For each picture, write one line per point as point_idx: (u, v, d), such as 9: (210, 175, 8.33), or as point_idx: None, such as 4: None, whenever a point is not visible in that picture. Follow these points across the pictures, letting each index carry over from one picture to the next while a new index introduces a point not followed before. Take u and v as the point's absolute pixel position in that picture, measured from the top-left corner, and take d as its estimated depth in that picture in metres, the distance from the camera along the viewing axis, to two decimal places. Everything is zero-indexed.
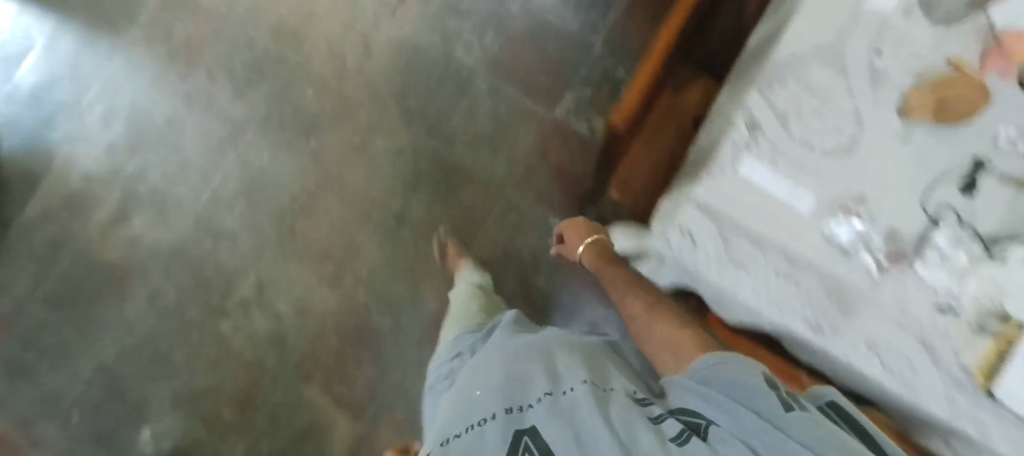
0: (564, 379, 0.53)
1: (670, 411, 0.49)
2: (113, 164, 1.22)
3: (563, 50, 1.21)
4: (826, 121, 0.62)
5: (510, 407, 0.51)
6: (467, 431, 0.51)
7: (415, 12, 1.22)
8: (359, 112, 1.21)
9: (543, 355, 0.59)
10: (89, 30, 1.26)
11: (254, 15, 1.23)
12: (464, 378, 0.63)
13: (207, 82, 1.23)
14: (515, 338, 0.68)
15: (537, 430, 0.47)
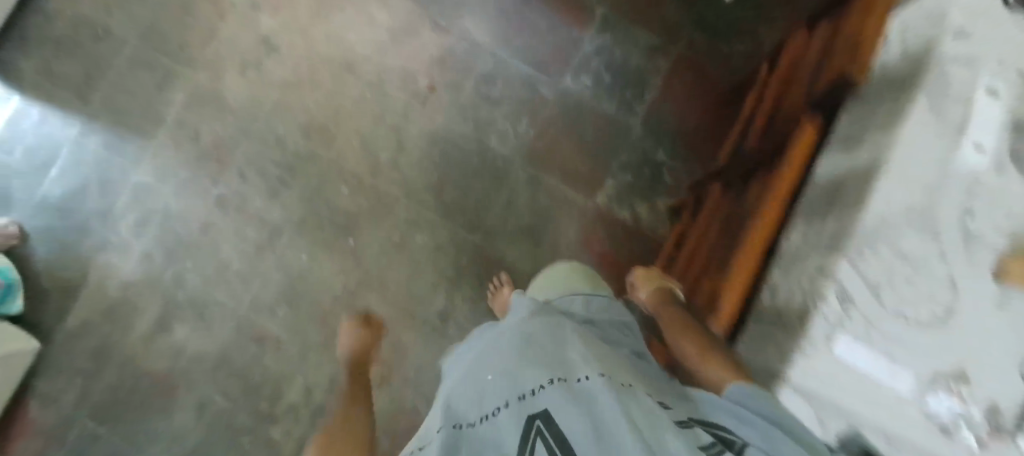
0: (574, 366, 0.58)
1: (699, 424, 0.52)
2: (150, 272, 1.19)
3: (600, 133, 1.19)
4: (919, 289, 0.59)
5: (522, 395, 0.56)
6: (482, 420, 0.56)
7: (447, 102, 1.20)
8: (397, 209, 1.18)
9: (554, 341, 0.63)
10: (115, 133, 1.22)
11: (282, 111, 1.20)
12: (476, 359, 0.69)
13: (239, 183, 1.19)
14: (530, 316, 0.70)
15: (549, 415, 0.51)
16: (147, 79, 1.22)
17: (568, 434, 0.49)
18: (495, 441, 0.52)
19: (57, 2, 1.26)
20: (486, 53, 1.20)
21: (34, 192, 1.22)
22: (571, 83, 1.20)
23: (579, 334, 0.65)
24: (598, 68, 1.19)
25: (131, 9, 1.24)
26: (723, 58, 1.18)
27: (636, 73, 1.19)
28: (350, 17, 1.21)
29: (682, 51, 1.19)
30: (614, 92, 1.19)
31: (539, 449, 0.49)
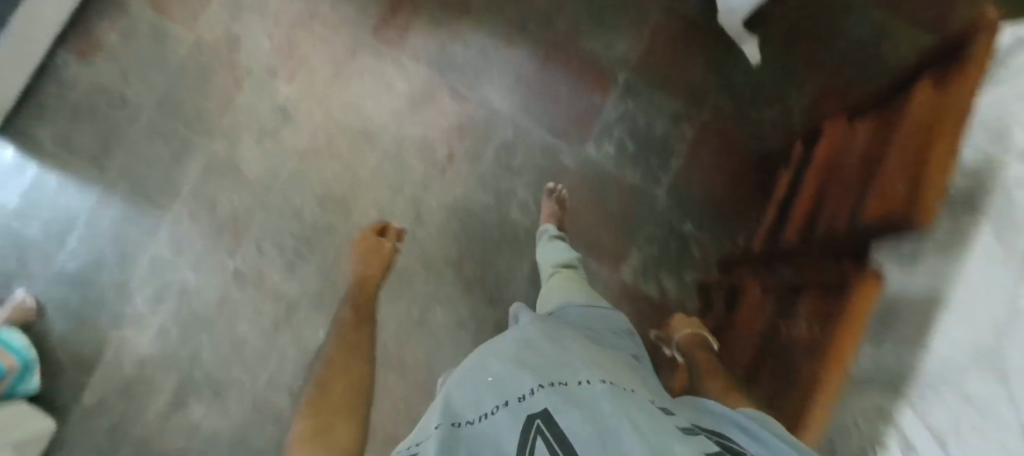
0: (572, 374, 0.58)
1: (707, 432, 0.55)
2: (167, 347, 1.17)
3: (625, 204, 1.14)
4: (990, 440, 0.52)
5: (519, 396, 0.55)
6: (481, 419, 0.55)
7: (467, 171, 1.16)
8: (416, 281, 1.15)
9: (551, 350, 0.65)
10: (132, 204, 1.20)
11: (298, 183, 1.17)
12: (468, 363, 0.68)
13: (256, 257, 1.17)
14: (525, 330, 0.72)
15: (550, 414, 0.51)
16: (164, 149, 1.20)
17: (569, 433, 0.48)
18: (494, 441, 0.51)
19: (74, 69, 1.24)
20: (506, 120, 1.16)
21: (52, 264, 1.20)
22: (594, 151, 1.15)
23: (576, 344, 0.67)
24: (622, 135, 1.15)
25: (148, 76, 1.22)
26: (751, 125, 1.14)
27: (661, 141, 1.15)
28: (368, 84, 1.18)
29: (708, 118, 1.14)
30: (638, 161, 1.15)
31: (540, 446, 0.48)
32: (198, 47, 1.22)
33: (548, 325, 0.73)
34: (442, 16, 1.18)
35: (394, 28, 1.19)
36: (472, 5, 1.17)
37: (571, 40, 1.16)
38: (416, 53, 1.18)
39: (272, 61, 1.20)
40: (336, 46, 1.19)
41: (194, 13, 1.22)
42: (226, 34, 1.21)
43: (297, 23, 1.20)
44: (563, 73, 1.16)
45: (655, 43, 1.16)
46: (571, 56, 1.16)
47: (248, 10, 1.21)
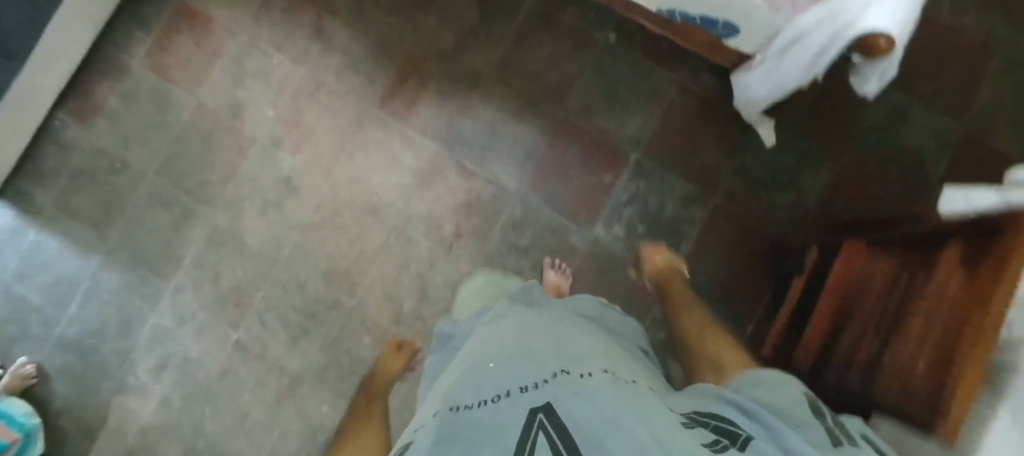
0: (577, 363, 0.52)
1: (703, 420, 0.48)
2: (168, 417, 1.14)
3: (634, 286, 1.12)
4: None
5: (521, 386, 0.49)
6: (481, 405, 0.48)
7: (472, 249, 1.14)
8: (420, 359, 1.12)
9: (557, 336, 0.59)
10: (133, 271, 1.17)
11: (303, 255, 1.15)
12: (467, 352, 0.63)
13: (259, 330, 1.14)
14: (529, 315, 0.68)
15: (553, 406, 0.45)
16: (166, 216, 1.17)
17: (571, 425, 0.43)
18: (487, 429, 0.45)
19: (74, 131, 1.21)
20: (514, 197, 1.14)
21: (52, 331, 1.17)
22: (604, 233, 1.13)
23: (579, 333, 0.63)
24: (632, 216, 1.13)
25: (149, 141, 1.19)
26: (765, 208, 1.11)
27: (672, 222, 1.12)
28: (374, 157, 1.16)
29: (720, 199, 1.11)
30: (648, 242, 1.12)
31: (543, 447, 0.42)
32: (201, 114, 1.19)
33: (553, 313, 0.69)
34: (450, 90, 1.17)
35: (402, 100, 1.17)
36: (479, 81, 1.16)
37: (582, 119, 1.15)
38: (423, 126, 1.16)
39: (277, 131, 1.17)
40: (343, 117, 1.18)
41: (197, 79, 1.19)
42: (230, 102, 1.19)
43: (303, 93, 1.18)
44: (573, 152, 1.14)
45: (666, 122, 1.13)
46: (581, 133, 1.15)
47: (252, 77, 1.19)
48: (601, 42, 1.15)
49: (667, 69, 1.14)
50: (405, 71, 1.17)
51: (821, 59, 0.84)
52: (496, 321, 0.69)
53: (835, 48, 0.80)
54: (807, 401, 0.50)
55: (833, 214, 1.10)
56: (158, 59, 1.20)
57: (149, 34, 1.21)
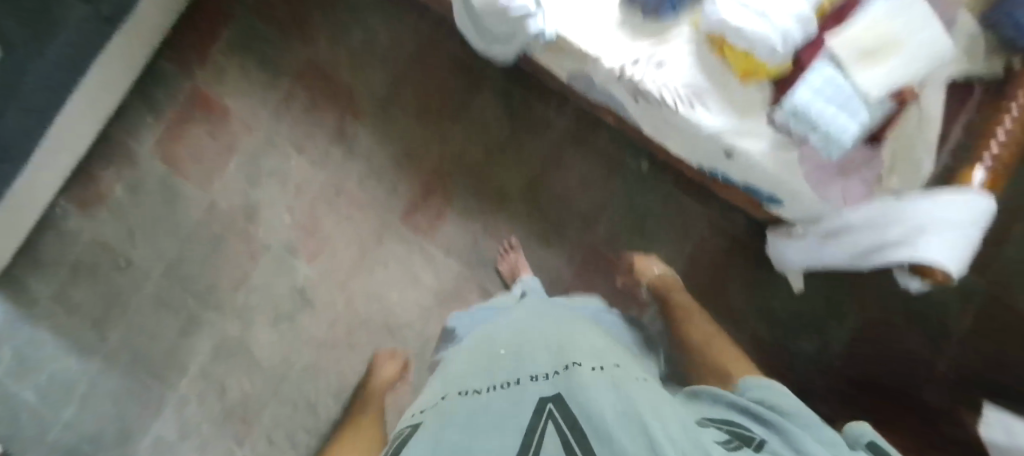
0: (588, 358, 0.58)
1: (716, 425, 0.53)
2: None
3: None
4: None
5: (534, 378, 0.56)
6: (498, 394, 0.55)
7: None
8: None
9: (569, 337, 0.65)
10: (134, 378, 1.12)
11: (316, 373, 1.11)
12: (484, 346, 0.70)
13: (266, 447, 1.10)
14: (545, 316, 0.74)
15: (565, 395, 0.51)
16: (171, 322, 1.11)
17: (579, 415, 0.48)
18: (497, 412, 0.52)
19: (75, 220, 1.12)
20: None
21: (50, 434, 1.11)
22: None
23: (590, 332, 0.68)
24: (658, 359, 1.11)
25: (154, 239, 1.12)
26: (788, 358, 1.09)
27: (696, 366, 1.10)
28: (394, 274, 1.12)
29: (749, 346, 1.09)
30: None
31: (551, 430, 0.47)
32: (211, 213, 1.11)
33: (566, 315, 0.75)
34: (476, 208, 1.12)
35: (425, 215, 1.12)
36: (507, 201, 1.12)
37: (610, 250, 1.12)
38: (446, 244, 1.12)
39: (291, 238, 1.11)
40: (364, 229, 1.11)
41: (210, 175, 1.11)
42: (243, 202, 1.11)
43: (321, 200, 1.11)
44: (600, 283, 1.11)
45: (696, 262, 1.11)
46: (610, 264, 1.12)
47: (267, 178, 1.11)
48: (633, 169, 1.11)
49: (699, 203, 1.11)
50: (430, 184, 1.12)
51: (865, 259, 0.83)
52: (513, 320, 0.75)
53: (882, 257, 0.79)
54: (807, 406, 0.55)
55: (861, 373, 1.08)
56: (170, 150, 1.11)
57: (159, 121, 1.11)
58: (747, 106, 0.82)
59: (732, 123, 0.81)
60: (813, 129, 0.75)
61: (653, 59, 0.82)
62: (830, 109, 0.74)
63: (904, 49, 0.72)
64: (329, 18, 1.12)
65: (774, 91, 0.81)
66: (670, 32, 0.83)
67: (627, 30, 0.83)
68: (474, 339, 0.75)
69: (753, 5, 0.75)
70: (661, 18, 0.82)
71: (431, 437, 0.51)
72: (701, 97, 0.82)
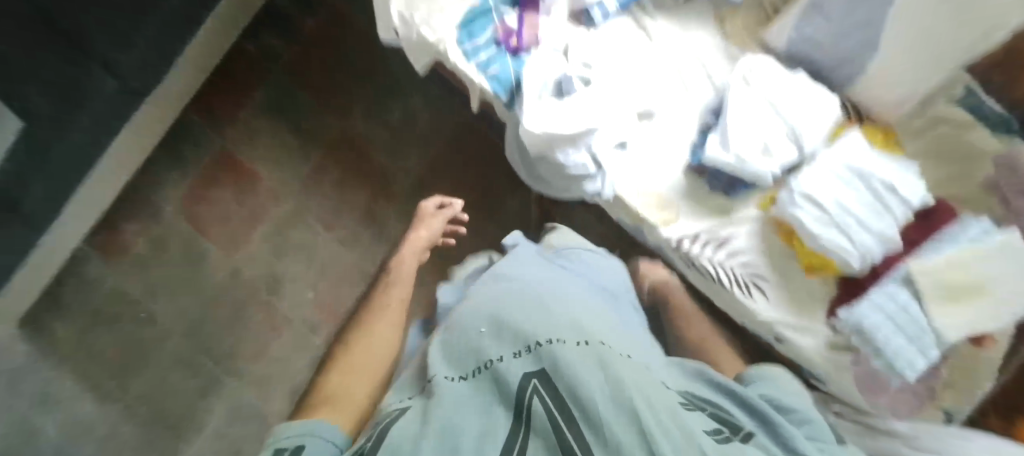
0: (570, 327, 0.46)
1: (700, 405, 0.48)
2: None
3: None
4: None
5: (514, 353, 0.44)
6: (473, 374, 0.44)
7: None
8: None
9: (553, 301, 0.52)
10: (149, 433, 1.08)
11: None
12: (454, 310, 0.55)
13: None
14: (527, 269, 0.61)
15: (550, 376, 0.41)
16: (190, 380, 1.09)
17: (573, 397, 0.39)
18: (475, 405, 0.41)
19: (99, 271, 1.09)
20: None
21: None
22: None
23: (574, 296, 0.56)
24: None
25: (177, 298, 1.10)
26: None
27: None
28: None
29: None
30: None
31: (539, 412, 0.39)
32: (233, 281, 1.09)
33: (554, 276, 0.60)
34: None
35: None
36: None
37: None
38: None
39: (311, 316, 1.09)
40: None
41: (235, 241, 1.09)
42: (266, 274, 1.09)
43: (346, 279, 1.08)
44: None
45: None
46: None
47: (293, 252, 1.09)
48: None
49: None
50: None
51: None
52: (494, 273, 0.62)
53: None
54: (795, 409, 0.53)
55: None
56: (195, 212, 1.09)
57: (185, 180, 1.09)
58: (804, 297, 0.77)
59: (784, 314, 0.76)
60: (878, 352, 0.70)
61: (711, 233, 0.76)
62: (895, 336, 0.69)
63: (989, 298, 0.66)
64: (371, 96, 1.08)
65: (836, 291, 0.76)
66: (736, 209, 0.77)
67: (690, 198, 0.76)
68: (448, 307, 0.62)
69: (828, 204, 0.69)
70: (728, 193, 0.75)
71: (403, 438, 0.39)
72: (756, 280, 0.77)
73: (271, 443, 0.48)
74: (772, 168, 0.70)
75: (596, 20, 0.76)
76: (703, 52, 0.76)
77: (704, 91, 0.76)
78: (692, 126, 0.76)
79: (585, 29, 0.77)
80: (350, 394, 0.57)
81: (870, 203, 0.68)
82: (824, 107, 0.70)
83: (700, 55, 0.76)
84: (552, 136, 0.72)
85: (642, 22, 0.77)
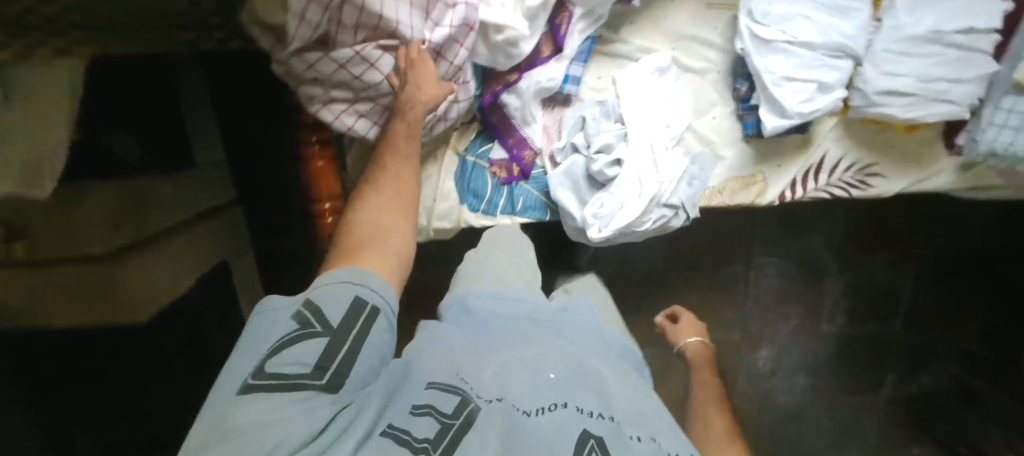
0: (633, 413, 0.46)
1: None
2: None
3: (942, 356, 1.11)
4: None
5: (584, 409, 0.44)
6: (539, 411, 0.43)
7: (796, 440, 1.13)
8: None
9: (610, 369, 0.51)
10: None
11: None
12: (508, 323, 0.53)
13: None
14: (571, 322, 0.57)
15: (607, 447, 0.41)
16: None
17: None
18: (532, 435, 0.40)
19: None
20: (798, 388, 1.12)
21: None
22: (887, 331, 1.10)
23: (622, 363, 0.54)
24: (913, 369, 1.13)
25: None
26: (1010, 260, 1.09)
27: (953, 339, 1.13)
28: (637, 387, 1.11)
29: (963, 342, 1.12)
30: (938, 365, 1.13)
31: None
32: None
33: (593, 335, 0.56)
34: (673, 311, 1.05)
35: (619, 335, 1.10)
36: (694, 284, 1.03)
37: (812, 287, 1.07)
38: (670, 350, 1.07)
39: None
40: None
41: None
42: None
43: None
44: (833, 319, 1.09)
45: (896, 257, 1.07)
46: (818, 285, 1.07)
47: None
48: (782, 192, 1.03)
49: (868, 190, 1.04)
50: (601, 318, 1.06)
51: None
52: (524, 305, 0.57)
53: None
54: None
55: None
56: None
57: None
58: (912, 151, 0.74)
59: (907, 179, 0.75)
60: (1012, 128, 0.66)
61: (805, 169, 0.73)
62: (1011, 116, 0.66)
63: None
64: None
65: (946, 129, 0.73)
66: (814, 136, 0.72)
67: (769, 159, 0.72)
68: (485, 311, 0.55)
69: (909, 73, 0.63)
70: (803, 131, 0.69)
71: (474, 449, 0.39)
72: (872, 170, 0.74)
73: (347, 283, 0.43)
74: (836, 90, 0.64)
75: (574, 91, 0.67)
76: (690, 31, 0.67)
77: (712, 59, 0.68)
78: (727, 98, 0.69)
79: (569, 103, 0.69)
80: (391, 239, 0.47)
81: (941, 47, 0.63)
82: (843, 3, 0.63)
83: (689, 33, 0.67)
84: (626, 225, 0.66)
85: (620, 49, 0.67)
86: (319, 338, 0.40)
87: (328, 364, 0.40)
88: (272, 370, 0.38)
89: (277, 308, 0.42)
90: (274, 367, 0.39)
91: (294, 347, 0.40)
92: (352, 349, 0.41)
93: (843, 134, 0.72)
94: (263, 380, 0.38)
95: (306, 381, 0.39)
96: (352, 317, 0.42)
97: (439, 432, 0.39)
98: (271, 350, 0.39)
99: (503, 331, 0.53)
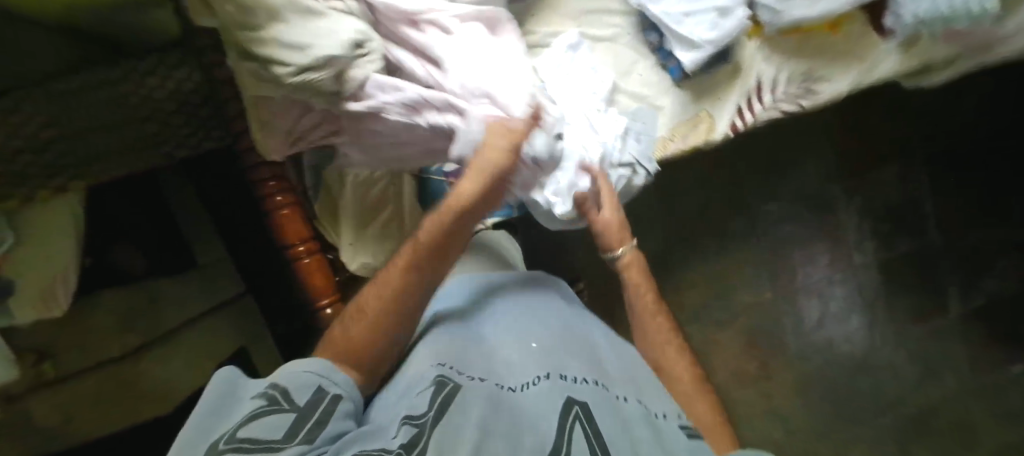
0: (614, 383, 0.53)
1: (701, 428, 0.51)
2: None
3: (979, 250, 1.07)
4: None
5: (566, 376, 0.51)
6: (527, 388, 0.50)
7: (875, 388, 1.04)
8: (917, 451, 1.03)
9: (593, 347, 0.59)
10: None
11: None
12: (502, 325, 0.59)
13: None
14: (553, 307, 0.64)
15: (588, 410, 0.47)
16: None
17: (607, 435, 0.44)
18: (521, 409, 0.47)
19: None
20: (855, 330, 1.04)
21: None
22: (918, 243, 1.05)
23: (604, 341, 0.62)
24: (967, 276, 1.06)
25: None
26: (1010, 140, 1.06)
27: (991, 236, 1.07)
28: None
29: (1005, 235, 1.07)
30: (991, 266, 1.06)
31: (579, 430, 0.44)
32: None
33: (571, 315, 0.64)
34: (694, 283, 1.01)
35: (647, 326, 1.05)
36: (701, 250, 1.01)
37: (827, 223, 1.04)
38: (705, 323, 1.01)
39: None
40: None
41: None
42: None
43: None
44: (859, 246, 1.04)
45: (896, 168, 1.04)
46: (830, 217, 1.03)
47: None
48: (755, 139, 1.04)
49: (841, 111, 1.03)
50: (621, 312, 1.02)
51: None
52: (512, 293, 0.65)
53: None
54: None
55: None
56: None
57: None
58: (848, 47, 0.74)
59: (851, 75, 0.75)
60: None
61: (745, 95, 0.74)
62: None
63: None
64: None
65: (868, 16, 0.74)
66: (743, 62, 0.73)
67: (707, 97, 0.74)
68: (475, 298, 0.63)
69: None
70: (727, 60, 0.71)
71: (451, 430, 0.42)
72: (811, 77, 0.74)
73: (312, 375, 0.47)
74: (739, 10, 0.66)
75: None
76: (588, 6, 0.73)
77: (617, 23, 0.73)
78: (645, 52, 0.73)
79: None
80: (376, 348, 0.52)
81: None
82: None
83: (589, 8, 0.73)
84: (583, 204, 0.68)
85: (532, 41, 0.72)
86: (287, 413, 0.42)
87: (296, 431, 0.41)
88: (244, 435, 0.38)
89: (246, 395, 0.43)
90: (245, 433, 0.38)
91: (264, 418, 0.40)
92: (320, 419, 0.43)
93: (772, 53, 0.73)
94: (234, 443, 0.38)
95: (279, 444, 0.39)
96: (316, 400, 0.45)
97: (419, 433, 0.41)
98: (242, 421, 0.40)
99: (494, 320, 0.60)
